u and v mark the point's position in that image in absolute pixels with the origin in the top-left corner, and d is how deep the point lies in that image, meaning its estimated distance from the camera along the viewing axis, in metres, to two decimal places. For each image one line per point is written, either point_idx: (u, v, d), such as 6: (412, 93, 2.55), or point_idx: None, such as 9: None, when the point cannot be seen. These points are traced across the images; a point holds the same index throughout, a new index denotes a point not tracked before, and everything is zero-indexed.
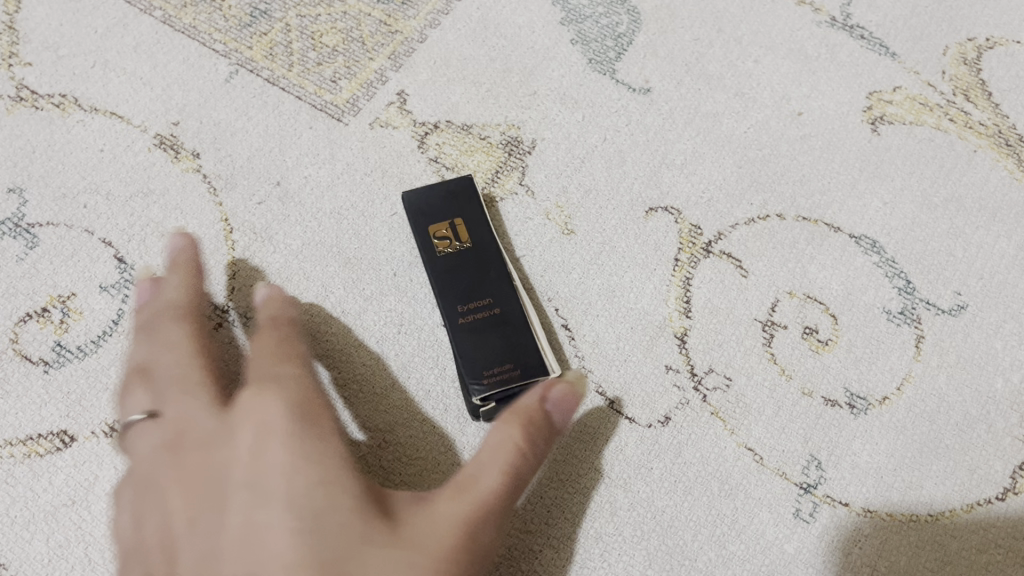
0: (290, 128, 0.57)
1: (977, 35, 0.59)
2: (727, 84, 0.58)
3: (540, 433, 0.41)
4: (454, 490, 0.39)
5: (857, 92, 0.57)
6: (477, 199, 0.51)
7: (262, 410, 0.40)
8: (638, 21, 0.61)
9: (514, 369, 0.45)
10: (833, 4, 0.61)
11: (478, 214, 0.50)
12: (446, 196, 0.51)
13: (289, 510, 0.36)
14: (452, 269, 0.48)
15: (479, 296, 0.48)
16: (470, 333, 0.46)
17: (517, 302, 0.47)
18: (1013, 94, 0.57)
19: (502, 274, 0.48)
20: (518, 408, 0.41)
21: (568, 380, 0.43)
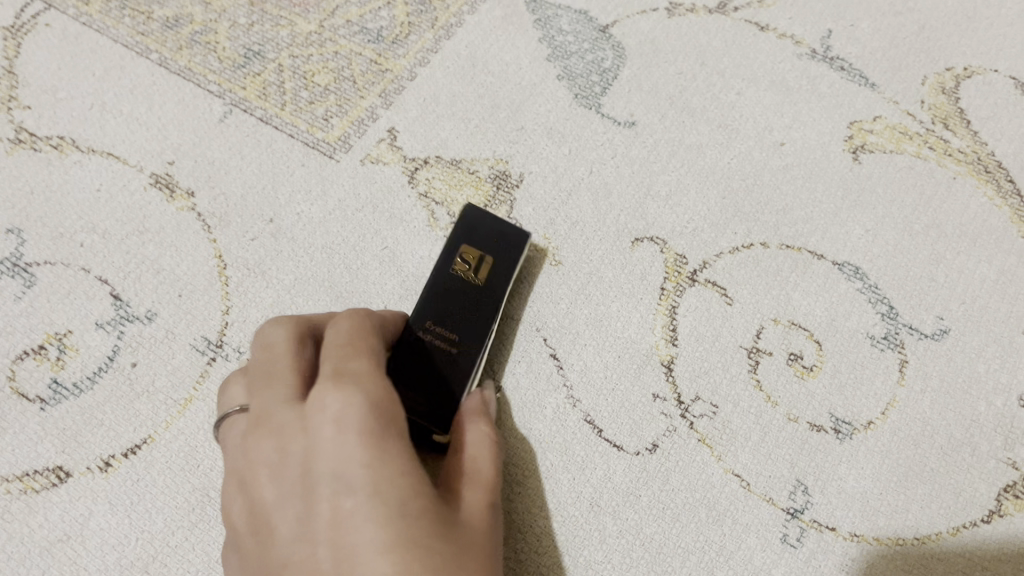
0: (283, 166, 0.58)
1: (955, 65, 0.61)
2: (711, 116, 0.59)
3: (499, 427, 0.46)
4: (471, 475, 0.42)
5: (838, 122, 0.59)
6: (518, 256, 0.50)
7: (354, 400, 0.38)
8: (622, 56, 0.62)
9: (423, 405, 0.44)
10: (813, 37, 0.62)
11: (509, 267, 0.49)
12: (495, 233, 0.51)
13: (380, 501, 0.36)
14: (451, 289, 0.48)
15: (450, 326, 0.47)
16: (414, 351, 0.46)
17: (477, 354, 0.46)
18: (992, 122, 0.58)
19: (485, 324, 0.47)
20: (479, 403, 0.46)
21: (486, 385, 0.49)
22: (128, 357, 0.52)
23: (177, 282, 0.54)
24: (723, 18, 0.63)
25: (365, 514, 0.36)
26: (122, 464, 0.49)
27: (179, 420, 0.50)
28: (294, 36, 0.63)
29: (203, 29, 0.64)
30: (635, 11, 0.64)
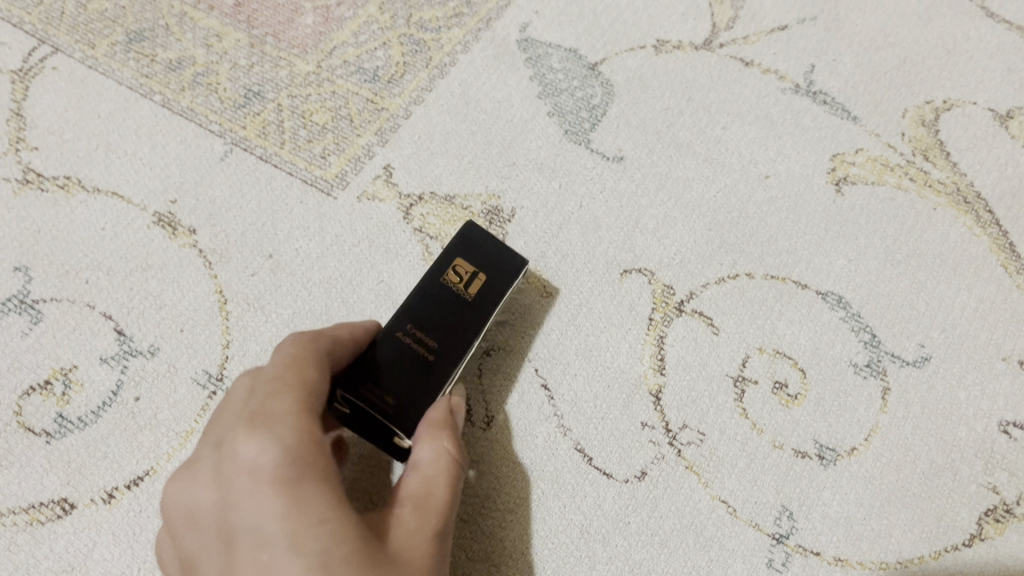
0: (282, 203, 0.60)
1: (935, 97, 0.62)
2: (697, 150, 0.61)
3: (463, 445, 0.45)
4: (420, 502, 0.41)
5: (821, 155, 0.60)
6: (514, 278, 0.50)
7: (267, 446, 0.37)
8: (611, 93, 0.64)
9: (388, 406, 0.45)
10: (797, 72, 0.64)
11: (501, 288, 0.49)
12: (494, 252, 0.50)
13: (298, 548, 0.35)
14: (439, 299, 0.48)
15: (430, 335, 0.47)
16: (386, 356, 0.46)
17: (450, 367, 0.46)
18: (971, 153, 0.60)
19: (463, 340, 0.47)
20: (440, 419, 0.44)
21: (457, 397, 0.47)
22: (131, 391, 0.53)
23: (178, 317, 0.56)
24: (709, 55, 0.65)
25: (284, 561, 0.35)
26: (125, 495, 0.50)
27: (180, 452, 0.51)
28: (293, 77, 0.65)
29: (205, 71, 0.66)
30: (624, 49, 0.66)
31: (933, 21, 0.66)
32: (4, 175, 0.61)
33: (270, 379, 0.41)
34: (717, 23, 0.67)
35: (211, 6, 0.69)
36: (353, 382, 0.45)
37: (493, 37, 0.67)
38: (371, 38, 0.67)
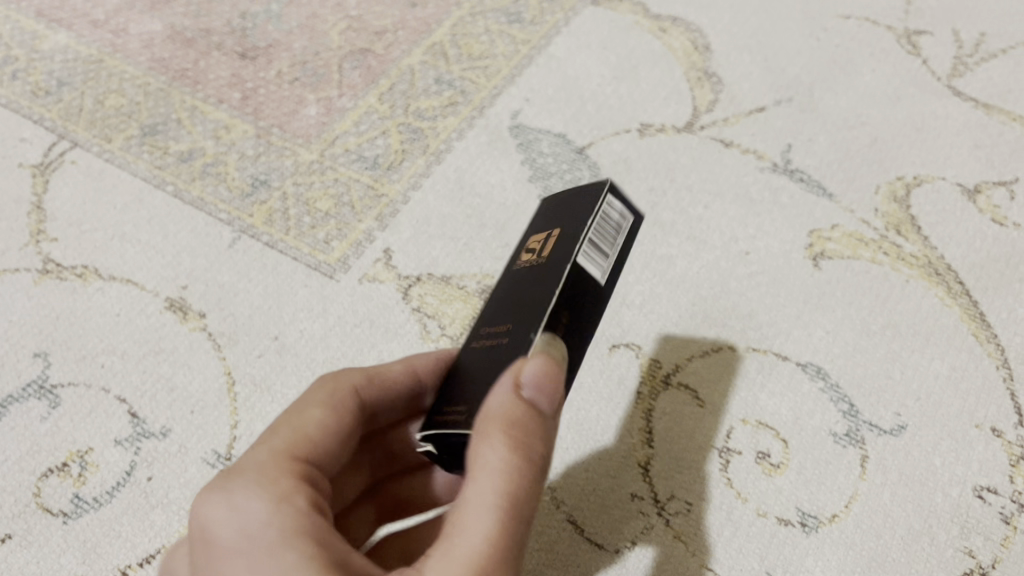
0: (287, 286, 0.63)
1: (905, 174, 0.66)
2: (680, 229, 0.64)
3: (522, 444, 0.34)
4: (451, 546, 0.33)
5: (799, 231, 0.63)
6: (587, 214, 0.39)
7: (228, 518, 0.34)
8: (598, 175, 0.67)
9: (459, 416, 0.37)
10: (774, 151, 0.67)
11: (573, 230, 0.39)
12: (571, 200, 0.41)
13: None
14: (512, 280, 0.40)
15: (499, 324, 0.38)
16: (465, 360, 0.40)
17: (516, 342, 0.36)
18: (941, 226, 0.63)
19: (530, 305, 0.37)
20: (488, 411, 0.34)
21: (532, 360, 0.34)
22: (144, 471, 0.56)
23: (189, 399, 0.58)
24: (690, 136, 0.69)
25: None
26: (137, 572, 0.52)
27: None
28: (297, 166, 0.69)
29: (215, 162, 0.70)
30: (610, 134, 0.70)
31: (903, 100, 0.70)
32: (25, 265, 0.64)
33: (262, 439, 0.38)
34: (698, 106, 0.71)
35: (220, 100, 0.74)
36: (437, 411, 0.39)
37: (486, 124, 0.71)
38: (371, 127, 0.71)
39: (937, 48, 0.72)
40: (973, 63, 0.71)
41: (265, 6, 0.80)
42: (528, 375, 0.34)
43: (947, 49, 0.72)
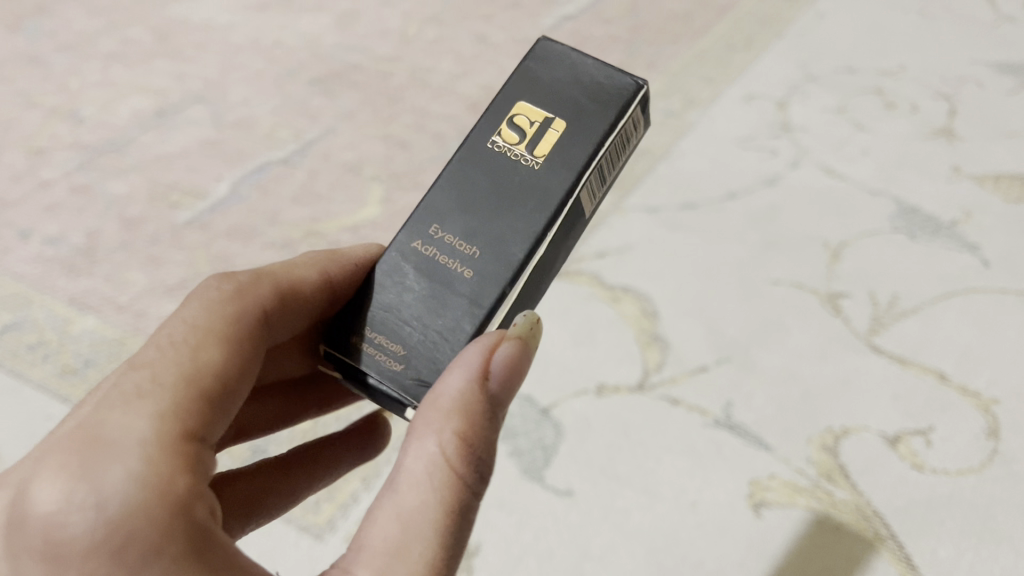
0: (281, 545, 0.73)
1: (833, 425, 0.74)
2: (635, 482, 0.73)
3: (480, 454, 0.46)
4: (406, 520, 0.44)
5: (740, 481, 0.72)
6: (608, 110, 0.52)
7: (136, 466, 0.40)
8: (560, 432, 0.76)
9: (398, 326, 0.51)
10: (716, 407, 0.76)
11: (569, 138, 0.52)
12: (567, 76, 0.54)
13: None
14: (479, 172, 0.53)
15: (465, 237, 0.51)
16: (428, 267, 0.52)
17: (490, 278, 0.50)
18: (867, 475, 0.71)
19: (506, 239, 0.51)
20: (449, 402, 0.46)
21: (507, 357, 0.47)
22: None
23: None
24: (642, 396, 0.77)
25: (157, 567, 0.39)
26: None
27: None
28: (293, 434, 0.80)
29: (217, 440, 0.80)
30: (570, 394, 0.79)
31: (829, 356, 0.79)
32: None
33: (180, 368, 0.45)
34: (648, 368, 0.79)
35: None
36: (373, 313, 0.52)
37: None
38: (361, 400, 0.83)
39: (857, 308, 0.82)
40: (889, 322, 0.81)
41: None
42: (507, 381, 0.47)
43: (866, 309, 0.82)
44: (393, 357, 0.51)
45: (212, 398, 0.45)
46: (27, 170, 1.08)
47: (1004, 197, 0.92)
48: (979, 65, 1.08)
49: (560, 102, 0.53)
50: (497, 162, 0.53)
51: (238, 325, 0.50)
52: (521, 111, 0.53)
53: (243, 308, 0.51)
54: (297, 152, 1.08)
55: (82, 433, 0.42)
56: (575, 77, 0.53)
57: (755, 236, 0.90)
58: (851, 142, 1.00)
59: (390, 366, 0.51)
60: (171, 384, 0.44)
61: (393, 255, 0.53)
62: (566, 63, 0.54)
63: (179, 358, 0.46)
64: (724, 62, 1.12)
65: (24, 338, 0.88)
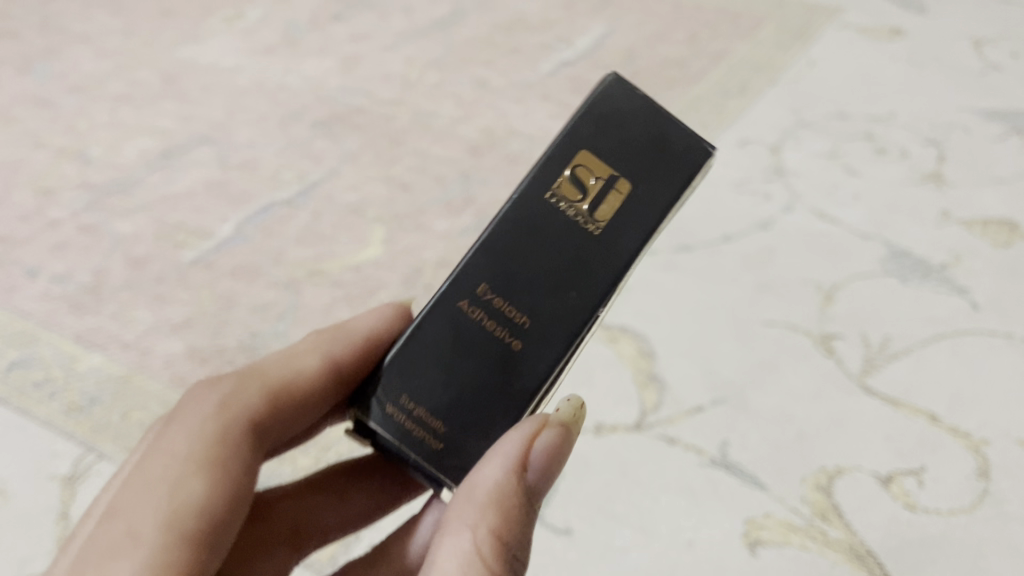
0: None
1: (828, 465, 0.76)
2: (632, 521, 0.74)
3: (514, 550, 0.46)
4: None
5: (736, 521, 0.73)
6: (682, 175, 0.51)
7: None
8: (559, 471, 0.78)
9: (440, 405, 0.50)
10: (713, 447, 0.78)
11: (636, 195, 0.50)
12: (637, 123, 0.51)
13: None
14: (533, 227, 0.51)
15: (520, 308, 0.50)
16: (474, 333, 0.50)
17: (546, 352, 0.49)
18: (861, 514, 0.72)
19: (570, 311, 0.50)
20: (485, 482, 0.47)
21: (550, 438, 0.48)
22: None
23: None
24: (639, 436, 0.79)
25: None
26: None
27: None
28: (294, 470, 0.81)
29: None
30: None
31: (823, 397, 0.80)
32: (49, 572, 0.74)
33: (193, 461, 0.50)
34: (645, 409, 0.81)
35: None
36: (410, 387, 0.50)
37: None
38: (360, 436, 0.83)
39: (850, 350, 0.84)
40: (881, 362, 0.83)
41: (272, 325, 0.94)
42: (544, 471, 0.48)
43: (859, 351, 0.84)
44: (432, 435, 0.50)
45: (219, 486, 0.50)
46: (35, 209, 1.10)
47: (992, 242, 0.94)
48: (966, 112, 1.11)
49: (627, 153, 0.51)
50: (553, 216, 0.51)
51: (248, 409, 0.53)
52: (586, 165, 0.51)
53: (253, 390, 0.55)
54: (301, 193, 1.10)
55: (102, 531, 0.47)
56: (646, 129, 0.51)
57: (749, 278, 0.92)
58: (843, 187, 1.02)
59: (429, 444, 0.50)
60: (181, 476, 0.49)
61: (439, 320, 0.51)
62: (639, 107, 0.51)
63: (190, 450, 0.50)
64: (718, 106, 1.14)
65: (30, 375, 0.89)
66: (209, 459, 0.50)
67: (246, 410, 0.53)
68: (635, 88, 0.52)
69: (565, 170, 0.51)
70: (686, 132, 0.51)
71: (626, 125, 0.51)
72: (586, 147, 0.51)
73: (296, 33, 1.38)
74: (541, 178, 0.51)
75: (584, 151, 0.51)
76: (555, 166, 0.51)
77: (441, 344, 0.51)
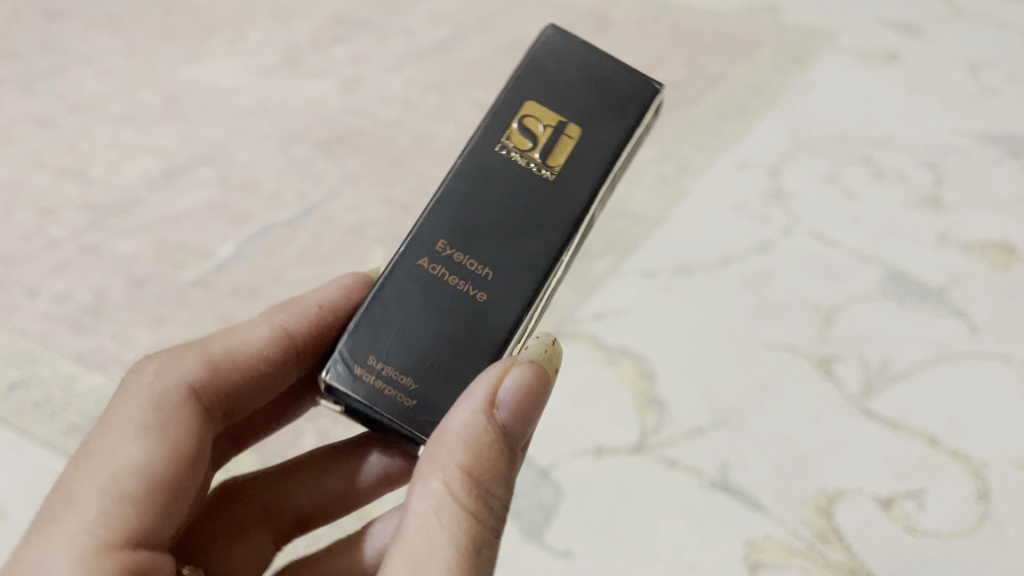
0: None
1: (828, 487, 0.76)
2: (632, 544, 0.74)
3: (487, 485, 0.50)
4: (413, 561, 0.48)
5: (737, 544, 0.73)
6: (618, 113, 0.59)
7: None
8: (559, 493, 0.77)
9: (409, 362, 0.55)
10: (713, 468, 0.78)
11: (579, 136, 0.58)
12: (574, 79, 0.59)
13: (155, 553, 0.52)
14: (485, 188, 0.57)
15: (483, 264, 0.56)
16: (439, 288, 0.56)
17: (507, 298, 0.56)
18: (861, 537, 0.73)
19: (532, 259, 0.56)
20: (456, 426, 0.50)
21: (518, 378, 0.51)
22: None
23: None
24: (640, 458, 0.79)
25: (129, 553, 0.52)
26: None
27: None
28: None
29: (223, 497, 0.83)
30: (570, 455, 0.80)
31: (823, 419, 0.80)
32: None
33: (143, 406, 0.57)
34: (646, 430, 0.81)
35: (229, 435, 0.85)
36: (377, 349, 0.55)
37: None
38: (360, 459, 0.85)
39: (850, 372, 0.84)
40: (882, 385, 0.83)
41: None
42: (514, 408, 0.51)
43: (858, 373, 0.84)
44: (404, 392, 0.54)
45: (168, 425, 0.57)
46: (36, 229, 1.11)
47: (990, 264, 0.95)
48: (963, 136, 1.11)
49: (568, 103, 0.59)
50: (506, 172, 0.58)
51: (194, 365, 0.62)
52: (532, 116, 0.58)
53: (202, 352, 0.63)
54: (302, 214, 1.11)
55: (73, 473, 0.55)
56: (583, 78, 0.59)
57: (748, 299, 0.92)
58: (841, 209, 1.03)
59: (401, 399, 0.54)
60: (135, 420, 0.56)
61: (402, 281, 0.57)
62: (571, 61, 0.60)
63: (141, 398, 0.58)
64: (717, 129, 1.15)
65: (30, 396, 0.89)
66: (159, 423, 0.57)
67: (188, 379, 0.60)
68: (566, 45, 0.60)
69: (512, 124, 0.58)
70: (619, 73, 0.59)
71: (564, 79, 0.59)
72: (531, 100, 0.59)
73: (297, 55, 1.39)
74: (491, 139, 0.58)
75: (529, 103, 0.59)
76: (502, 126, 0.58)
77: (405, 307, 0.56)
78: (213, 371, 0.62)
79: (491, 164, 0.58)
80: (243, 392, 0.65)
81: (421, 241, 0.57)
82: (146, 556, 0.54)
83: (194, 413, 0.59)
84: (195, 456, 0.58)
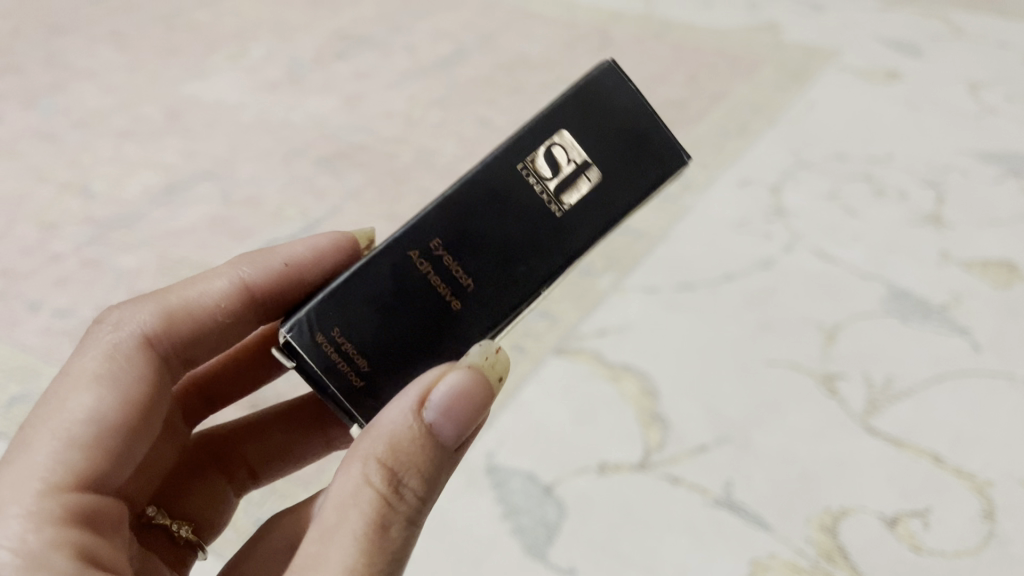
0: None
1: (831, 505, 0.76)
2: (636, 561, 0.74)
3: (404, 474, 0.47)
4: (323, 536, 0.46)
5: (741, 562, 0.73)
6: (652, 183, 0.51)
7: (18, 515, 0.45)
8: (563, 510, 0.77)
9: (367, 348, 0.49)
10: (717, 486, 0.78)
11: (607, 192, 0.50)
12: (619, 120, 0.50)
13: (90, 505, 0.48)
14: (492, 195, 0.50)
15: (467, 272, 0.50)
16: (418, 285, 0.49)
17: (481, 316, 0.50)
18: (865, 556, 0.72)
19: (513, 283, 0.50)
20: (385, 422, 0.47)
21: (456, 378, 0.47)
22: None
23: None
24: (643, 475, 0.79)
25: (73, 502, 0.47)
26: None
27: None
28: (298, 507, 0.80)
29: None
30: (573, 472, 0.80)
31: (826, 436, 0.80)
32: None
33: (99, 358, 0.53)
34: (649, 448, 0.81)
35: None
36: (338, 322, 0.49)
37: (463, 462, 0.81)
38: None
39: (853, 391, 0.84)
40: (885, 404, 0.83)
41: None
42: (445, 411, 0.47)
43: (861, 391, 0.84)
44: (355, 372, 0.49)
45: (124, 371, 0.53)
46: (38, 243, 1.10)
47: (991, 283, 0.95)
48: (964, 154, 1.12)
49: (605, 141, 0.50)
50: (518, 190, 0.50)
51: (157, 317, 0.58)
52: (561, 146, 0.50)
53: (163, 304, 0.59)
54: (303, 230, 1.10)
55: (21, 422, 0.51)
56: (627, 123, 0.50)
57: (751, 317, 0.92)
58: (843, 227, 1.03)
59: (350, 380, 0.49)
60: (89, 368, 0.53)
61: (383, 262, 0.49)
62: (629, 100, 0.50)
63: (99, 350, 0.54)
64: (718, 147, 1.15)
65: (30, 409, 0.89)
66: (110, 372, 0.53)
67: (140, 328, 0.56)
68: (631, 83, 0.51)
69: (541, 146, 0.50)
70: (664, 132, 0.51)
71: (611, 121, 0.50)
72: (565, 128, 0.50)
73: (300, 71, 1.39)
74: (515, 150, 0.50)
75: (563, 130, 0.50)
76: (528, 143, 0.50)
77: (376, 288, 0.49)
78: (171, 319, 0.58)
79: (506, 174, 0.50)
80: (200, 344, 0.61)
81: (411, 228, 0.49)
82: (95, 500, 0.49)
83: (147, 361, 0.55)
84: (151, 407, 0.54)
